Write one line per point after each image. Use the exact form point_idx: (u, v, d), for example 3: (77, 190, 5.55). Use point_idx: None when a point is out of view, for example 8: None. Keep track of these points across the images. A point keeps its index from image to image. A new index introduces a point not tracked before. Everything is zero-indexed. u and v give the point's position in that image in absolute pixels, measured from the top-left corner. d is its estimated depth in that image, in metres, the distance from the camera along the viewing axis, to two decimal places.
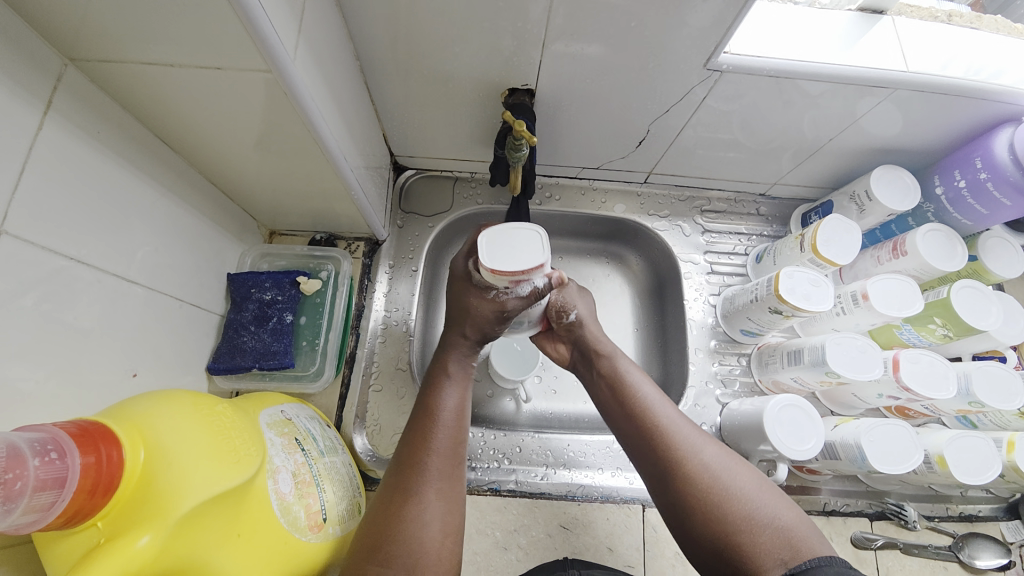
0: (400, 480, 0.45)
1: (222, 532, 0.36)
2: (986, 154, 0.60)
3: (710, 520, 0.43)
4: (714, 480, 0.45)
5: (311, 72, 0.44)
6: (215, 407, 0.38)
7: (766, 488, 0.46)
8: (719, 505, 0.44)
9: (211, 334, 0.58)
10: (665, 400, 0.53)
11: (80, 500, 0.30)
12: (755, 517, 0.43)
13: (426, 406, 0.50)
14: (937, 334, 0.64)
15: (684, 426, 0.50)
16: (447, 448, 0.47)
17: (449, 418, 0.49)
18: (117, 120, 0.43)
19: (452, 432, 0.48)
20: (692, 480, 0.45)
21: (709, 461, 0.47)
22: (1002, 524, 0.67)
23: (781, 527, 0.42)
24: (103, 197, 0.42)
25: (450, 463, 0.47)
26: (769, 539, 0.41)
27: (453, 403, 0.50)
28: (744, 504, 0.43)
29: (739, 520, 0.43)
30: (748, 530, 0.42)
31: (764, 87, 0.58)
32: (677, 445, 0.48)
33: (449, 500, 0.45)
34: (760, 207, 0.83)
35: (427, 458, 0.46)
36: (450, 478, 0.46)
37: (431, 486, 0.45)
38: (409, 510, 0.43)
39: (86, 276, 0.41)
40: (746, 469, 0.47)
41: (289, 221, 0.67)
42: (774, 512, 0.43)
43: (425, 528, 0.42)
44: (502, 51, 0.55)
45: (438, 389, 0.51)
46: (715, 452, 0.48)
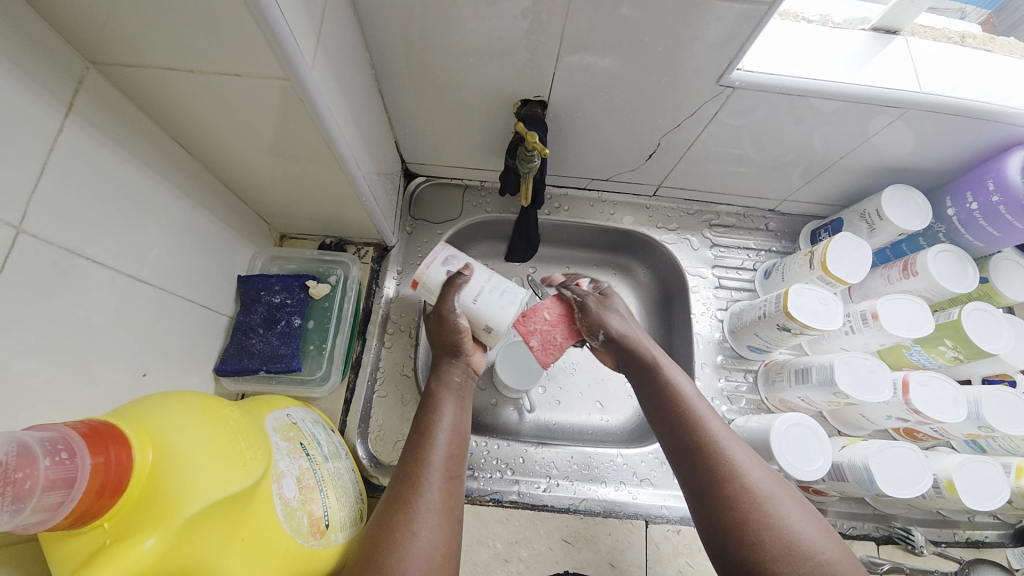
0: (395, 494, 0.47)
1: (228, 536, 0.35)
2: (998, 177, 0.59)
3: (750, 542, 0.44)
4: (760, 503, 0.46)
5: (327, 80, 0.45)
6: (222, 410, 0.39)
7: (811, 518, 0.46)
8: (761, 528, 0.44)
9: (220, 336, 0.59)
10: (713, 414, 0.53)
11: (88, 500, 0.30)
12: (796, 545, 0.44)
13: (424, 422, 0.52)
14: (947, 355, 0.64)
15: (734, 445, 0.50)
16: (442, 463, 0.49)
17: (445, 436, 0.52)
18: (136, 123, 0.43)
19: (447, 448, 0.51)
20: (737, 500, 0.46)
21: (758, 483, 0.47)
22: (1007, 550, 0.66)
23: (820, 559, 0.43)
24: (119, 199, 0.43)
25: (444, 477, 0.49)
26: (807, 569, 0.42)
27: (449, 421, 0.53)
28: (789, 532, 0.44)
29: (778, 545, 0.44)
30: (787, 557, 0.43)
31: (775, 105, 0.58)
32: (726, 465, 0.48)
33: (441, 514, 0.46)
34: (770, 223, 0.83)
35: (421, 471, 0.48)
36: (444, 492, 0.48)
37: (425, 498, 0.46)
38: (402, 519, 0.45)
39: (99, 276, 0.41)
40: (792, 494, 0.47)
41: (300, 225, 0.68)
42: (816, 542, 0.44)
43: (416, 539, 0.44)
44: (516, 63, 0.55)
45: (435, 408, 0.54)
46: (762, 475, 0.48)
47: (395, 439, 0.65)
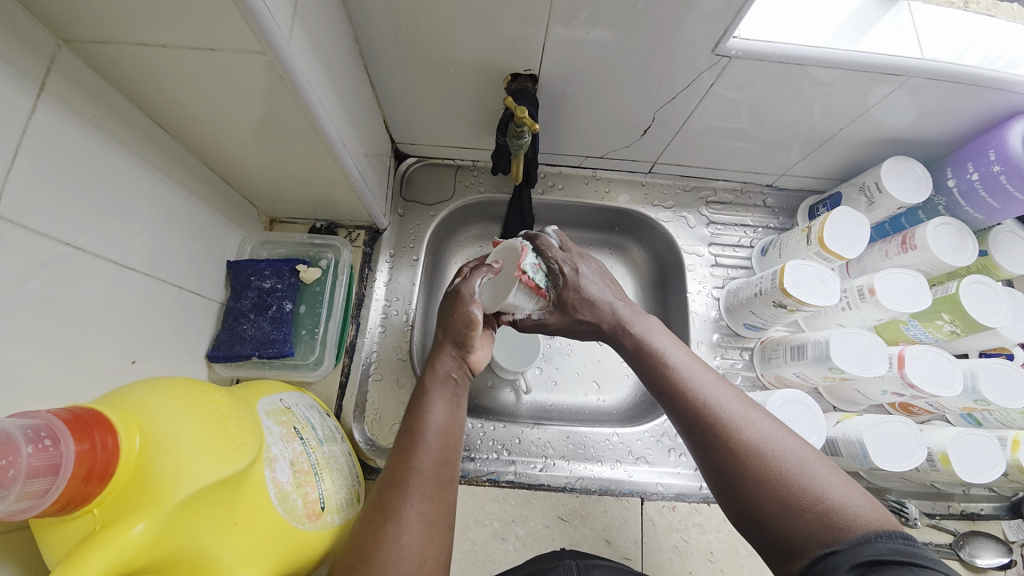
0: (380, 500, 0.45)
1: (220, 519, 0.35)
2: (1000, 146, 0.58)
3: (752, 498, 0.41)
4: (757, 454, 0.42)
5: (307, 55, 0.43)
6: (211, 395, 0.38)
7: (827, 469, 0.41)
8: (759, 482, 0.41)
9: (211, 322, 0.58)
10: (703, 367, 0.50)
11: (75, 487, 0.29)
12: (801, 495, 0.39)
13: (410, 425, 0.49)
14: (944, 330, 0.63)
15: (726, 398, 0.46)
16: (430, 469, 0.46)
17: (433, 438, 0.48)
18: (112, 105, 0.42)
19: (436, 452, 0.47)
20: (734, 454, 0.43)
21: (754, 431, 0.44)
22: (1003, 522, 0.67)
23: (830, 505, 0.38)
24: (100, 183, 0.42)
25: (435, 484, 0.46)
26: (813, 519, 0.38)
27: (438, 421, 0.49)
28: (791, 482, 0.40)
29: (779, 496, 0.40)
30: (790, 509, 0.39)
31: (774, 75, 0.56)
32: (720, 417, 0.45)
33: (431, 523, 0.44)
34: (767, 199, 0.81)
35: (409, 480, 0.45)
36: (433, 500, 0.45)
37: (411, 508, 0.44)
38: (387, 531, 0.43)
39: (85, 263, 0.41)
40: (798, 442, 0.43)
41: (289, 209, 0.67)
42: (828, 490, 0.39)
43: (403, 551, 0.42)
44: (505, 36, 0.54)
45: (423, 408, 0.50)
46: (761, 426, 0.44)
47: (391, 422, 0.66)
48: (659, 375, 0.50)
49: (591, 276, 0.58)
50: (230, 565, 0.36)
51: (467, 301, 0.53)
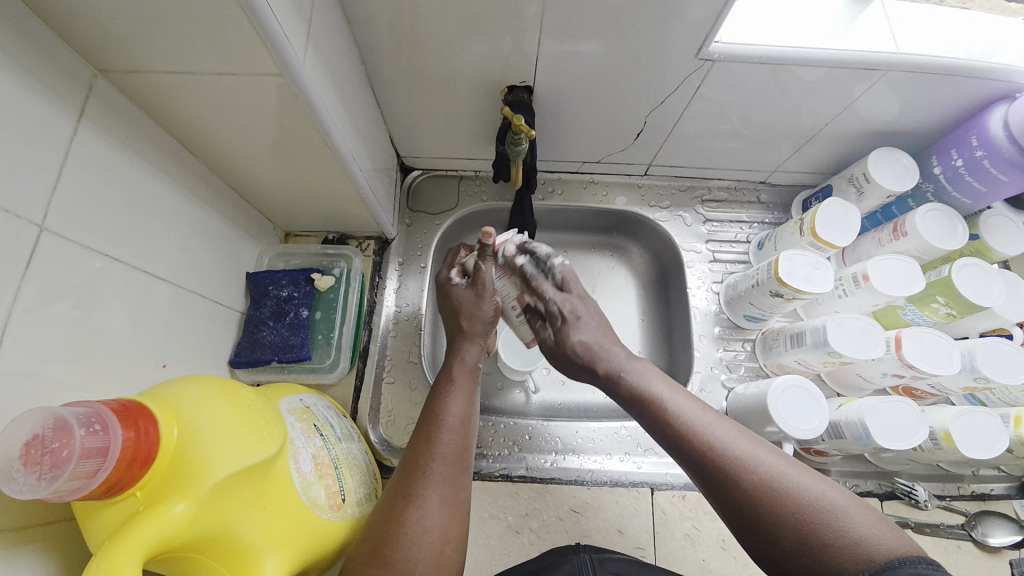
0: (403, 484, 0.48)
1: (251, 505, 0.38)
2: (980, 132, 0.60)
3: (777, 537, 0.41)
4: (775, 489, 0.43)
5: (319, 75, 0.47)
6: (240, 390, 0.41)
7: (843, 496, 0.43)
8: (782, 520, 0.41)
9: (233, 330, 0.61)
10: (703, 408, 0.51)
11: (120, 470, 0.32)
12: (818, 526, 0.40)
13: (432, 412, 0.54)
14: (941, 312, 0.65)
15: (732, 435, 0.48)
16: (451, 455, 0.51)
17: (454, 423, 0.53)
18: (143, 127, 0.46)
19: (456, 437, 0.52)
20: (744, 486, 0.44)
21: (763, 467, 0.45)
22: (1015, 501, 0.67)
23: (854, 537, 0.39)
24: (134, 201, 0.45)
25: (455, 469, 0.50)
26: (841, 552, 0.39)
27: (457, 409, 0.54)
28: (812, 517, 0.41)
29: (806, 534, 0.40)
30: (809, 543, 0.40)
31: (757, 76, 0.60)
32: (723, 450, 0.46)
33: (450, 506, 0.48)
34: (761, 195, 0.84)
35: (430, 463, 0.49)
36: (453, 485, 0.49)
37: (433, 491, 0.48)
38: (412, 514, 0.46)
39: (121, 273, 0.44)
40: (808, 473, 0.45)
41: (304, 223, 0.70)
42: (843, 520, 0.40)
43: (427, 531, 0.45)
44: (501, 51, 0.57)
45: (444, 395, 0.55)
46: (772, 460, 0.45)
47: (404, 423, 0.68)
48: (663, 416, 0.51)
49: (588, 320, 0.61)
50: (262, 550, 0.39)
51: (486, 293, 0.61)
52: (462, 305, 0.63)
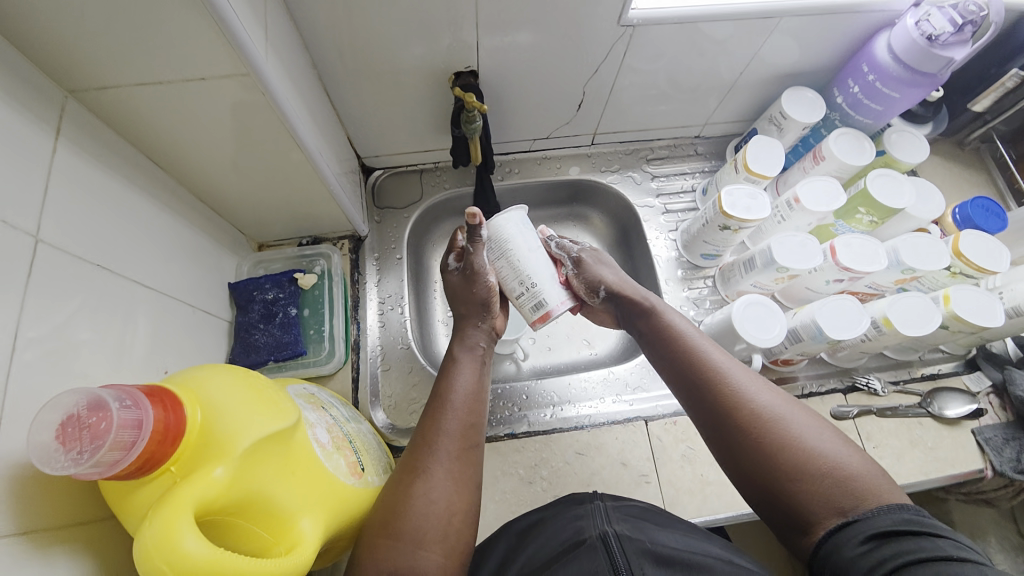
0: (411, 459, 0.51)
1: (281, 471, 0.40)
2: (869, 59, 0.68)
3: (765, 465, 0.47)
4: (769, 425, 0.48)
5: (281, 76, 0.50)
6: (251, 373, 0.44)
7: (831, 436, 0.48)
8: (773, 451, 0.47)
9: (224, 338, 0.63)
10: (715, 347, 0.56)
11: (154, 445, 0.33)
12: (816, 465, 0.46)
13: (440, 391, 0.56)
14: (865, 221, 0.74)
15: (736, 372, 0.53)
16: (457, 431, 0.53)
17: (461, 400, 0.55)
18: (114, 145, 0.48)
19: (464, 416, 0.54)
20: (748, 425, 0.49)
21: (760, 404, 0.50)
22: (963, 377, 0.74)
23: (839, 472, 0.45)
24: (115, 215, 0.47)
25: (461, 445, 0.53)
26: (824, 482, 0.45)
27: (464, 388, 0.57)
28: (802, 450, 0.47)
29: (793, 466, 0.46)
30: (805, 480, 0.45)
31: (675, 36, 0.67)
32: (731, 388, 0.51)
33: (457, 479, 0.51)
34: (698, 147, 0.91)
35: (438, 439, 0.52)
36: (459, 460, 0.52)
37: (440, 466, 0.50)
38: (419, 487, 0.49)
39: (113, 283, 0.45)
40: (803, 411, 0.50)
41: (279, 231, 0.72)
42: (840, 462, 0.46)
43: (433, 503, 0.48)
44: (442, 40, 0.62)
45: (451, 375, 0.58)
46: (770, 398, 0.50)
47: (407, 405, 0.71)
48: (671, 353, 0.57)
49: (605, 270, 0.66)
50: (296, 512, 0.40)
51: (478, 278, 0.61)
52: (458, 291, 0.64)
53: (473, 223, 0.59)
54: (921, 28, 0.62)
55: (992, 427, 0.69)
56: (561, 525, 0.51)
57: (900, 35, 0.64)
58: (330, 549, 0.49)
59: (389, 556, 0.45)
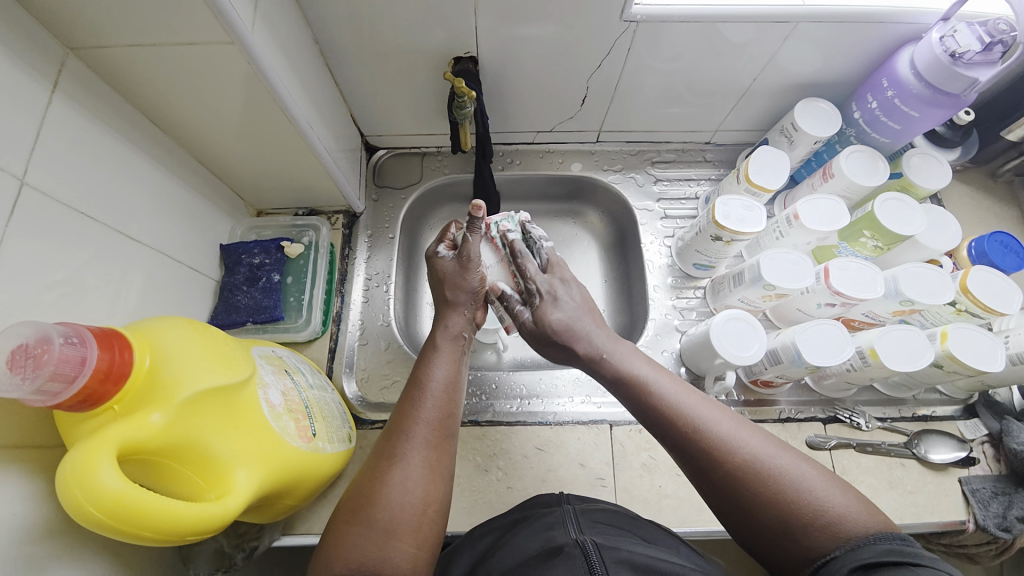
0: (387, 446, 0.52)
1: (222, 423, 0.42)
2: (890, 74, 0.65)
3: (756, 512, 0.45)
4: (757, 471, 0.46)
5: (272, 48, 0.51)
6: (208, 328, 0.46)
7: (819, 474, 0.46)
8: (764, 503, 0.45)
9: (210, 297, 0.66)
10: (693, 393, 0.53)
11: (94, 382, 0.36)
12: (805, 507, 0.44)
13: (417, 378, 0.57)
14: (869, 246, 0.70)
15: (717, 418, 0.50)
16: (434, 420, 0.54)
17: (439, 389, 0.56)
18: (112, 102, 0.50)
19: (441, 405, 0.55)
20: (736, 473, 0.46)
21: (746, 449, 0.48)
22: (959, 422, 0.70)
23: (832, 516, 0.43)
24: (107, 167, 0.50)
25: (438, 435, 0.54)
26: (818, 528, 0.42)
27: (443, 376, 0.58)
28: (793, 495, 0.44)
29: (786, 514, 0.44)
30: (796, 524, 0.43)
31: (684, 35, 0.65)
32: (716, 440, 0.48)
33: (431, 468, 0.51)
34: (708, 154, 0.89)
35: (413, 427, 0.53)
36: (434, 449, 0.53)
37: (415, 453, 0.51)
38: (394, 474, 0.50)
39: (96, 230, 0.48)
40: (790, 453, 0.47)
41: (277, 198, 0.75)
42: (828, 501, 0.44)
43: (408, 491, 0.49)
44: (442, 23, 0.62)
45: (430, 363, 0.59)
46: (757, 443, 0.48)
47: (379, 381, 0.73)
48: (649, 398, 0.54)
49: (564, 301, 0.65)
50: (232, 462, 0.42)
51: (471, 266, 0.64)
52: (447, 276, 0.66)
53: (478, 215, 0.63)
54: (945, 45, 0.58)
55: (982, 479, 0.65)
56: (532, 535, 0.49)
57: (924, 49, 0.60)
58: (275, 502, 0.52)
59: (363, 544, 0.46)
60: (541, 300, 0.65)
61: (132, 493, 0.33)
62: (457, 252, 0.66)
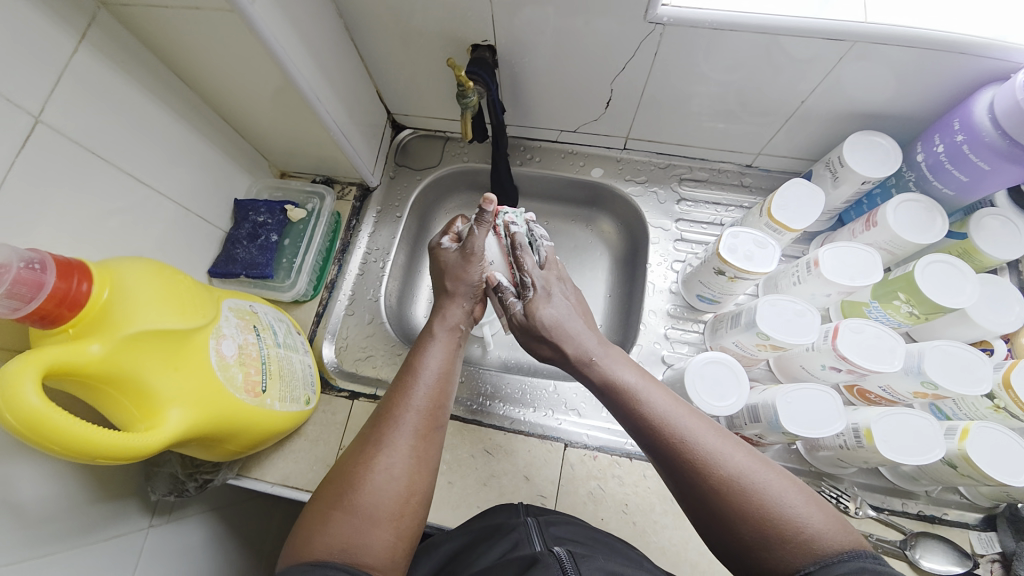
0: (374, 432, 0.51)
1: (163, 364, 0.46)
2: (964, 114, 0.55)
3: (727, 519, 0.43)
4: (734, 483, 0.43)
5: (277, 18, 0.53)
6: (175, 274, 0.49)
7: (797, 490, 0.43)
8: (738, 509, 0.42)
9: (215, 246, 0.71)
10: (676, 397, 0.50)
11: (49, 305, 0.40)
12: (776, 522, 0.41)
13: (410, 365, 0.57)
14: (902, 311, 0.60)
15: (700, 425, 0.47)
16: (423, 408, 0.53)
17: (430, 379, 0.56)
18: (139, 56, 0.55)
19: (430, 394, 0.55)
20: (710, 479, 0.44)
21: (727, 459, 0.45)
22: (971, 533, 0.60)
23: (807, 533, 0.40)
24: (124, 114, 0.55)
25: (426, 425, 0.53)
26: (789, 544, 0.40)
27: (436, 365, 0.57)
28: (765, 505, 0.42)
29: (756, 525, 0.41)
30: (766, 535, 0.41)
31: (724, 43, 0.58)
32: (693, 444, 0.46)
33: (416, 456, 0.50)
34: (746, 178, 0.81)
35: (400, 413, 0.52)
36: (422, 438, 0.52)
37: (402, 441, 0.50)
38: (379, 460, 0.49)
39: (106, 171, 0.54)
40: (767, 466, 0.45)
41: (297, 163, 0.79)
42: (800, 515, 0.41)
43: (392, 479, 0.48)
44: (459, 9, 0.61)
45: (425, 350, 0.59)
46: (737, 454, 0.45)
47: (357, 352, 0.75)
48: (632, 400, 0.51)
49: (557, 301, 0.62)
50: (168, 400, 0.46)
51: (474, 258, 0.63)
52: (448, 268, 0.66)
53: (487, 207, 0.61)
54: None
55: None
56: (499, 552, 0.47)
57: (1006, 92, 0.50)
58: (221, 445, 0.55)
59: (343, 531, 0.44)
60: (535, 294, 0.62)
61: (47, 413, 0.38)
62: (462, 243, 0.65)
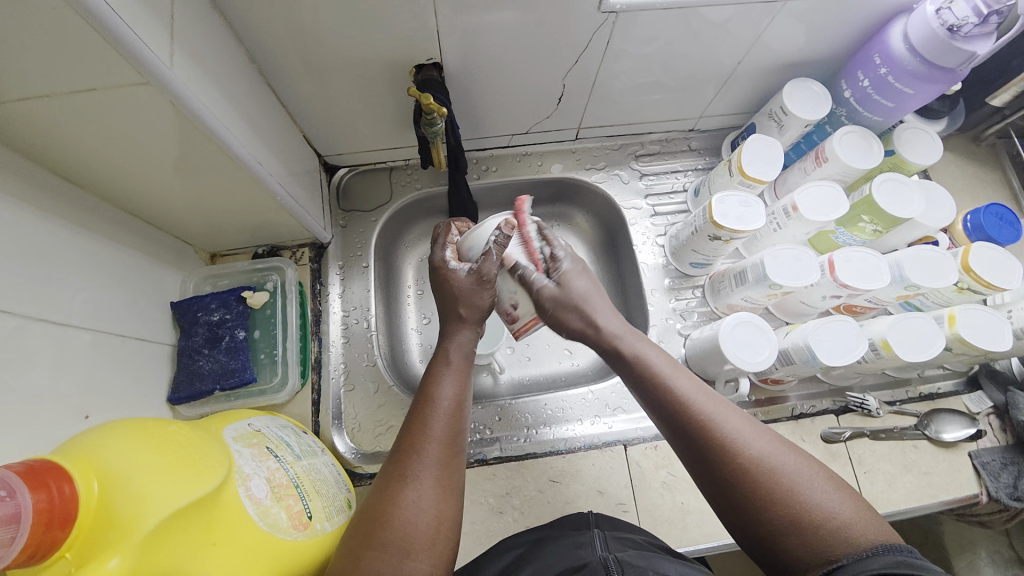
0: (396, 464, 0.45)
1: (194, 544, 0.36)
2: (883, 49, 0.61)
3: (756, 509, 0.41)
4: (765, 472, 0.41)
5: (197, 79, 0.43)
6: (166, 427, 0.38)
7: (831, 483, 0.42)
8: (768, 500, 0.40)
9: (166, 365, 0.59)
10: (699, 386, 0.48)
11: (38, 534, 0.30)
12: (807, 512, 0.40)
13: (423, 394, 0.49)
14: (868, 230, 0.68)
15: (726, 414, 0.45)
16: (444, 438, 0.46)
17: (447, 408, 0.48)
18: (8, 165, 0.42)
19: (451, 424, 0.47)
20: (739, 472, 0.42)
21: (753, 448, 0.43)
22: (963, 396, 0.70)
23: (838, 524, 0.39)
24: (9, 242, 0.41)
25: (448, 452, 0.46)
26: (821, 534, 0.39)
27: (451, 393, 0.49)
28: (796, 498, 0.40)
29: (787, 515, 0.40)
30: (796, 527, 0.39)
31: (672, 19, 0.59)
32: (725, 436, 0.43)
33: (444, 489, 0.44)
34: (692, 142, 0.85)
35: (420, 445, 0.45)
36: (446, 468, 0.45)
37: (426, 471, 0.44)
38: (403, 495, 0.43)
39: (6, 324, 0.40)
40: (799, 457, 0.43)
41: (229, 240, 0.66)
42: (833, 507, 0.40)
43: (421, 511, 0.42)
44: (399, 29, 0.54)
45: (436, 379, 0.50)
46: (765, 443, 0.43)
47: (372, 428, 0.66)
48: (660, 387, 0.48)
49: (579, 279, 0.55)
50: None
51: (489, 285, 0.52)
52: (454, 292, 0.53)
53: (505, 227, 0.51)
54: (942, 18, 0.55)
55: (990, 452, 0.66)
56: (561, 554, 0.45)
57: (918, 22, 0.57)
58: None
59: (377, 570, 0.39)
60: (568, 266, 0.56)
61: None
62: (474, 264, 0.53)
